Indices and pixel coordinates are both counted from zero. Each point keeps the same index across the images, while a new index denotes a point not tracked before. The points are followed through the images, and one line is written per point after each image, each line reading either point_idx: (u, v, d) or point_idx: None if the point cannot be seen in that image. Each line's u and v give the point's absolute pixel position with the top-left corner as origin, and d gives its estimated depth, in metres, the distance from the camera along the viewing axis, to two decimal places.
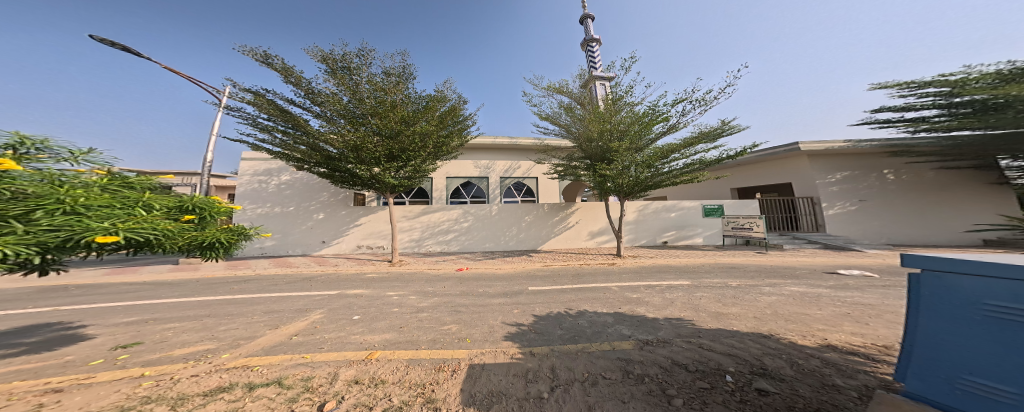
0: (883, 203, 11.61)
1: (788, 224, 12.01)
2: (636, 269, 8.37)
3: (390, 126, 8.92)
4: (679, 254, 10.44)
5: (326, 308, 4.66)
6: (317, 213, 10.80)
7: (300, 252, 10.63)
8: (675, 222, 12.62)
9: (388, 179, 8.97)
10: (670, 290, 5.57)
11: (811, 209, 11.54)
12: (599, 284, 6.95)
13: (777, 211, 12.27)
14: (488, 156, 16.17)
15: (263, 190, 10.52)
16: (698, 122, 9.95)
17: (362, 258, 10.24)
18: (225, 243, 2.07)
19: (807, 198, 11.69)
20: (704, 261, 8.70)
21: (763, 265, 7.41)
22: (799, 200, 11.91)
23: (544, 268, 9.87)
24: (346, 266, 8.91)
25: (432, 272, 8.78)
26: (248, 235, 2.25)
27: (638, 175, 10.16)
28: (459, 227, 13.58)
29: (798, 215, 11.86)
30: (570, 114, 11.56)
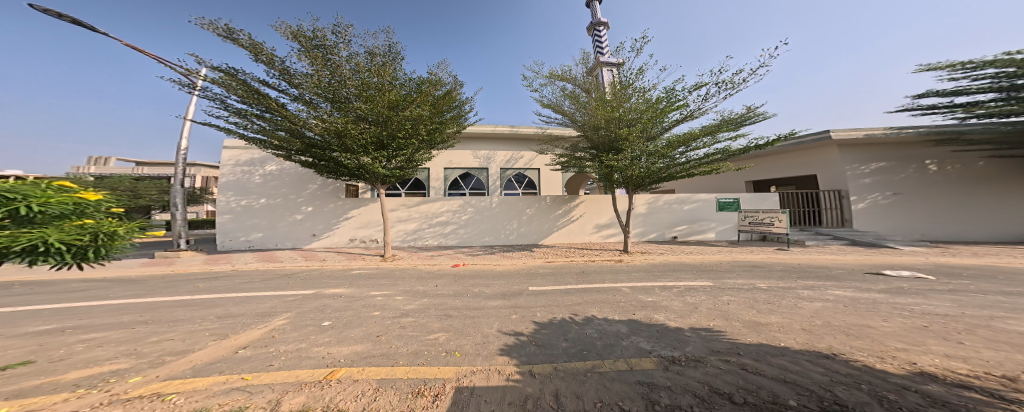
0: (921, 196, 10.76)
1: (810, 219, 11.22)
2: (646, 267, 7.68)
3: (377, 111, 8.27)
4: (691, 250, 9.72)
5: (294, 313, 4.07)
6: (305, 206, 10.26)
7: (290, 245, 10.12)
8: (686, 216, 11.90)
9: (376, 169, 8.32)
10: (688, 294, 4.90)
11: (836, 202, 10.79)
12: (606, 283, 6.30)
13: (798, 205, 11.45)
14: (487, 146, 15.44)
15: (246, 181, 9.88)
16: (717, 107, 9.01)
17: (353, 252, 9.69)
18: (71, 246, 1.45)
19: (833, 191, 10.92)
20: (721, 258, 7.98)
21: (789, 263, 6.68)
22: (824, 193, 11.11)
23: (546, 264, 9.24)
24: (334, 261, 8.37)
25: (426, 269, 8.19)
26: (121, 234, 1.62)
27: (650, 166, 9.31)
28: (456, 220, 12.94)
29: (821, 209, 11.05)
30: (574, 101, 10.75)
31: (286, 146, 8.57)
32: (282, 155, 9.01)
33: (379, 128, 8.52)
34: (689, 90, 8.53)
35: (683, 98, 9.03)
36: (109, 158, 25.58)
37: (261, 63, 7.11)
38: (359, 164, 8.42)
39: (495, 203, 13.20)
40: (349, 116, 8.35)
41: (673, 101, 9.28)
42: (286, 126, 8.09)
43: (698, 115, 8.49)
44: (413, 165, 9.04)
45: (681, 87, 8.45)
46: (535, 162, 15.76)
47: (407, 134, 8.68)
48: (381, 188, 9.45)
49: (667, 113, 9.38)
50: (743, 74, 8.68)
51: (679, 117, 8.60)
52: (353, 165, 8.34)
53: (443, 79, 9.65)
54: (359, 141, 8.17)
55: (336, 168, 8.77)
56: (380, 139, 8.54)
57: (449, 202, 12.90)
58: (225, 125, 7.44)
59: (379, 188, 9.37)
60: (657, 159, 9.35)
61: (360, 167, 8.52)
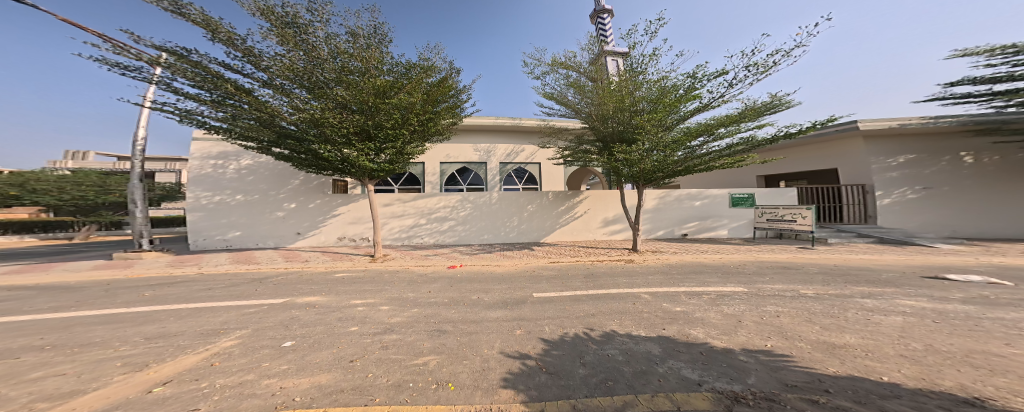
0: (953, 190, 10.25)
1: (831, 215, 10.71)
2: (660, 268, 6.98)
3: (359, 97, 7.49)
4: (705, 248, 9.04)
5: (251, 329, 3.30)
6: (287, 202, 9.48)
7: (272, 245, 9.34)
8: (696, 213, 11.25)
9: (362, 162, 7.54)
10: (721, 303, 4.20)
11: (860, 197, 10.32)
12: (620, 288, 5.60)
13: (820, 200, 10.92)
14: (486, 139, 14.65)
15: (219, 175, 9.00)
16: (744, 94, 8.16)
17: (341, 252, 8.93)
18: None
19: (856, 185, 10.44)
20: (742, 258, 7.30)
21: (824, 264, 6.00)
22: (846, 188, 10.64)
23: (550, 265, 8.54)
24: (317, 262, 7.59)
25: (419, 271, 7.45)
26: None
27: (663, 161, 8.57)
28: (453, 217, 12.16)
29: (843, 205, 10.56)
30: (578, 90, 9.97)
31: (256, 138, 7.70)
32: (254, 148, 8.16)
33: (363, 117, 7.78)
34: (708, 78, 7.77)
35: (700, 86, 8.27)
36: (88, 152, 24.42)
37: (220, 42, 6.26)
38: (341, 158, 7.59)
39: (494, 199, 12.45)
40: (328, 104, 7.57)
41: (686, 90, 8.55)
42: (254, 116, 7.26)
43: (719, 104, 7.74)
44: (404, 159, 8.25)
45: (701, 75, 7.68)
46: (536, 156, 15.02)
47: (395, 122, 7.87)
48: (369, 184, 8.66)
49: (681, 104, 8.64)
50: (778, 53, 7.67)
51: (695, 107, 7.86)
52: (334, 158, 7.53)
53: (435, 65, 8.82)
54: (340, 131, 7.39)
55: (317, 161, 7.96)
56: (364, 130, 7.78)
57: (447, 198, 12.12)
58: (180, 113, 6.59)
59: (367, 184, 8.58)
60: (671, 153, 8.61)
61: (342, 160, 7.71)
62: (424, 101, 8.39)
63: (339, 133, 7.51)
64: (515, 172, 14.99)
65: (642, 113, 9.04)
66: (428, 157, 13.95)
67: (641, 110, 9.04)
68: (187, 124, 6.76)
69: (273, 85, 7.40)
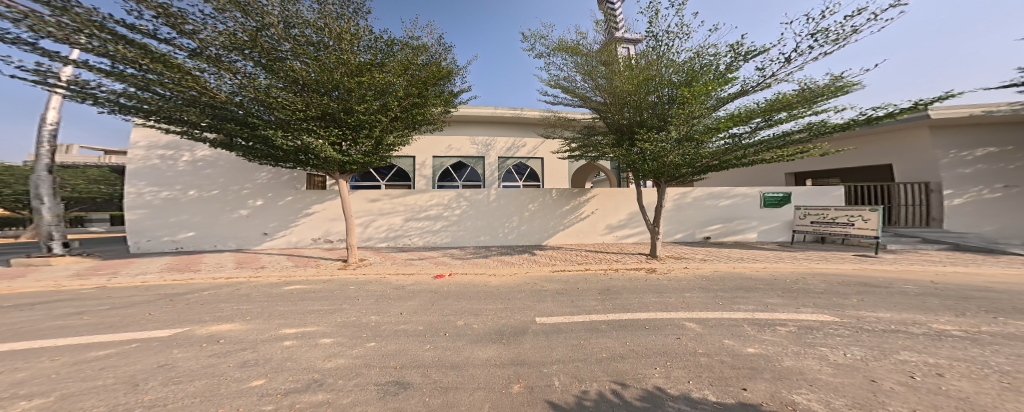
0: None
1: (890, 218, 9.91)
2: (693, 282, 5.59)
3: (321, 73, 6.29)
4: (739, 255, 7.65)
5: (59, 396, 1.91)
6: (252, 199, 8.20)
7: (233, 247, 8.06)
8: (722, 214, 9.84)
9: (326, 151, 6.28)
10: (819, 343, 2.80)
11: (921, 197, 9.53)
12: (650, 315, 4.22)
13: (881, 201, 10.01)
14: (485, 131, 13.37)
15: (167, 168, 7.73)
16: (802, 73, 6.59)
17: (310, 255, 7.63)
18: None
19: (920, 183, 9.60)
20: (794, 268, 5.90)
21: (915, 279, 4.60)
22: (909, 186, 9.77)
23: (555, 275, 7.20)
24: (275, 267, 6.28)
25: (395, 282, 6.13)
26: None
27: (693, 155, 7.17)
28: (446, 217, 10.83)
29: (906, 206, 9.70)
30: (588, 74, 8.65)
31: (194, 124, 6.43)
32: (196, 136, 6.85)
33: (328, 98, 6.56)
34: (756, 52, 6.34)
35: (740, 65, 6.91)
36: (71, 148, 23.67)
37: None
38: (299, 147, 6.33)
39: (492, 197, 11.12)
40: (282, 81, 6.31)
41: (721, 72, 7.19)
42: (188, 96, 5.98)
43: (768, 85, 6.36)
44: (379, 150, 7.02)
45: (747, 49, 6.30)
46: (539, 151, 13.73)
47: (368, 104, 6.63)
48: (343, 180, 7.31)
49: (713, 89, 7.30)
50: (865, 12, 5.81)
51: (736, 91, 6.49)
52: (289, 147, 6.29)
53: (420, 42, 7.61)
54: (297, 114, 6.17)
55: (272, 152, 6.72)
56: (330, 114, 6.58)
57: (439, 195, 10.79)
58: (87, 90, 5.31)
59: (339, 181, 7.19)
60: (704, 146, 7.24)
61: (302, 150, 6.46)
62: (405, 82, 7.18)
63: (296, 117, 6.31)
64: (516, 167, 13.67)
65: (666, 99, 7.70)
66: (422, 149, 12.68)
67: (662, 97, 7.77)
68: (97, 103, 5.47)
69: (212, 58, 6.08)
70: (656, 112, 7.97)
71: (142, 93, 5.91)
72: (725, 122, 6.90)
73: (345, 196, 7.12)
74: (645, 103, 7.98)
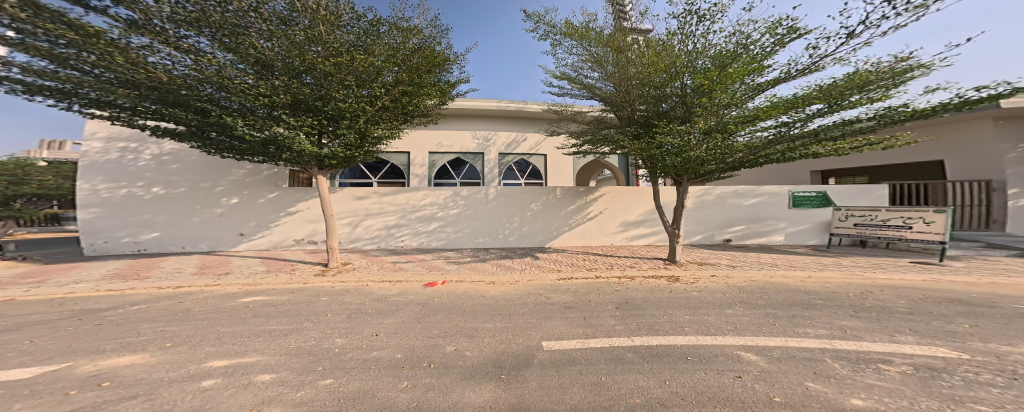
0: None
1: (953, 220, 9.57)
2: (728, 294, 4.70)
3: (291, 54, 5.57)
4: (773, 260, 6.70)
5: None
6: (227, 197, 7.42)
7: (205, 249, 7.27)
8: (745, 214, 8.93)
9: (298, 144, 5.52)
10: (969, 400, 1.90)
11: (982, 196, 9.29)
12: (687, 341, 3.34)
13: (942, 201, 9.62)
14: (484, 126, 12.57)
15: (130, 162, 6.97)
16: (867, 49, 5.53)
17: (288, 259, 6.82)
18: None
19: (981, 181, 9.34)
20: (847, 277, 4.98)
21: (1018, 296, 3.68)
22: (968, 184, 9.51)
23: (561, 284, 6.31)
24: (241, 272, 5.46)
25: (377, 291, 5.28)
26: None
27: (724, 151, 6.25)
28: (441, 217, 10.01)
29: (967, 206, 9.41)
30: (596, 61, 7.77)
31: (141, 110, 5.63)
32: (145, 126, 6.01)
33: (301, 84, 5.81)
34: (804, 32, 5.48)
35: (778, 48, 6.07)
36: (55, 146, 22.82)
37: None
38: (264, 139, 5.60)
39: (492, 195, 10.28)
40: (244, 63, 5.59)
41: (760, 55, 6.23)
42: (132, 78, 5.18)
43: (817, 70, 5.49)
44: (359, 143, 6.24)
45: (788, 27, 5.43)
46: (541, 147, 12.89)
47: (348, 90, 5.90)
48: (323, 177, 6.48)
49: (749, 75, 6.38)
50: None
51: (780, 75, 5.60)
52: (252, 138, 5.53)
53: (414, 26, 6.81)
54: (261, 100, 5.42)
55: (237, 144, 5.98)
56: (302, 101, 5.83)
57: (434, 193, 9.96)
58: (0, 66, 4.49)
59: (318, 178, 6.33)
60: (738, 139, 6.33)
61: (268, 143, 5.73)
62: (392, 68, 6.44)
63: (261, 104, 5.57)
64: (518, 164, 12.85)
65: (688, 88, 6.86)
66: (417, 145, 11.89)
67: (683, 86, 6.91)
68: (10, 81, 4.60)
69: (162, 35, 5.31)
70: (676, 103, 7.14)
71: (74, 72, 5.10)
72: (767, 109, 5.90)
73: (325, 196, 6.29)
74: (664, 93, 7.18)
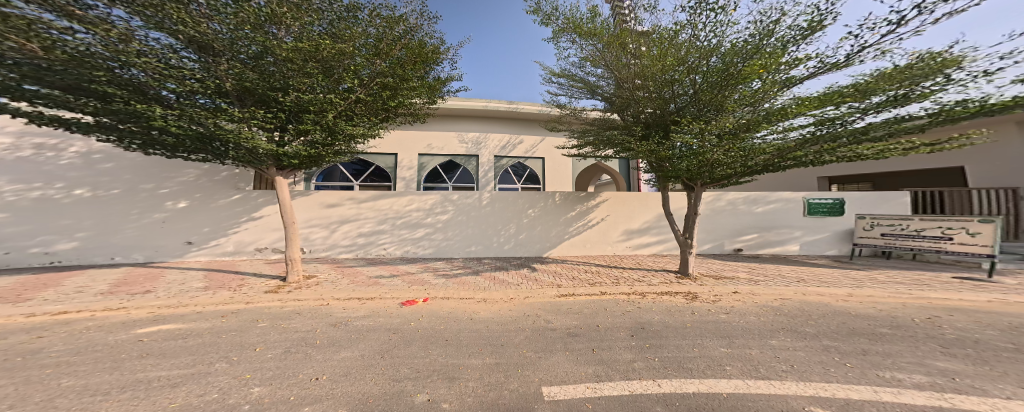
0: None
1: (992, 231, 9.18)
2: (765, 318, 3.89)
3: (238, 34, 4.69)
4: (798, 273, 5.99)
5: None
6: (175, 201, 6.48)
7: (142, 259, 6.30)
8: (757, 223, 8.31)
9: (248, 139, 4.67)
10: None
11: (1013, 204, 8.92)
12: (735, 390, 2.46)
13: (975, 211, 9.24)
14: (478, 127, 11.85)
15: (48, 159, 6.02)
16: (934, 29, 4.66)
17: (240, 270, 5.82)
18: None
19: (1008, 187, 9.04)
20: (899, 295, 4.26)
21: None
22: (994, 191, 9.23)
23: (562, 303, 5.47)
24: (168, 289, 4.38)
25: (340, 313, 4.33)
26: None
27: (747, 154, 5.51)
28: (428, 223, 9.09)
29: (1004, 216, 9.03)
30: (599, 57, 7.12)
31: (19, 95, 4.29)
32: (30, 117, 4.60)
33: (255, 71, 5.00)
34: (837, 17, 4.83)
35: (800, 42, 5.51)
36: None
37: None
38: (202, 134, 4.67)
39: (484, 200, 9.43)
40: (179, 44, 4.68)
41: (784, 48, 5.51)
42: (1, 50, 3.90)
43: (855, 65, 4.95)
44: (329, 141, 5.48)
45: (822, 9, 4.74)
46: (539, 149, 12.19)
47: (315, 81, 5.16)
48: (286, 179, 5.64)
49: (768, 72, 5.72)
50: None
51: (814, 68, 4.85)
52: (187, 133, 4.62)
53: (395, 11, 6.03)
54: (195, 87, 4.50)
55: (165, 139, 4.94)
56: (253, 90, 5.03)
57: (420, 197, 9.05)
58: None
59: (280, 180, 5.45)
60: (763, 141, 5.54)
61: (211, 139, 4.85)
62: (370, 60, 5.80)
63: (196, 92, 4.64)
64: (513, 168, 12.11)
65: (702, 85, 6.21)
66: (404, 146, 11.03)
67: (692, 85, 6.30)
68: None
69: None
70: (687, 102, 6.55)
71: None
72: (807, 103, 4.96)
73: (286, 201, 5.38)
74: (670, 90, 6.55)
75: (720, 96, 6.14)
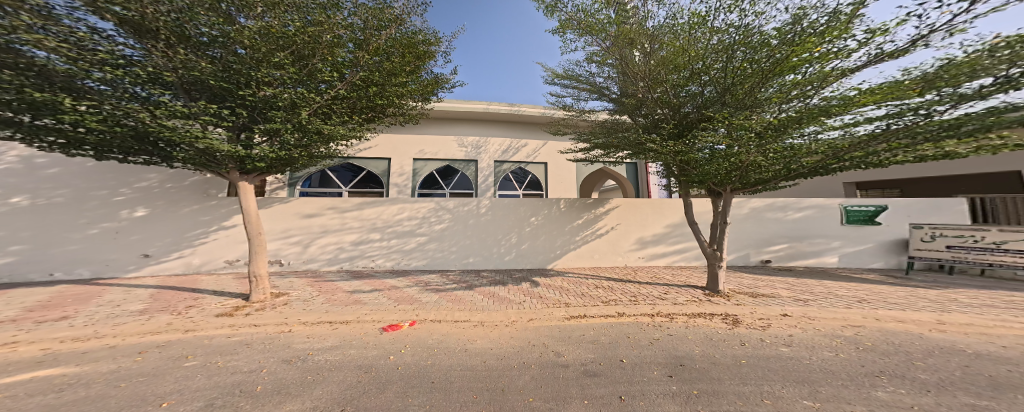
0: None
1: None
2: (845, 355, 3.00)
3: (185, 16, 4.00)
4: (851, 290, 5.08)
5: None
6: (130, 210, 5.89)
7: (89, 276, 5.71)
8: (788, 232, 7.43)
9: (195, 136, 3.93)
10: None
11: None
12: None
13: None
14: (477, 131, 11.21)
15: None
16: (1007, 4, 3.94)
17: (198, 288, 5.00)
18: None
19: None
20: (1010, 325, 3.35)
21: None
22: None
23: (575, 330, 4.61)
24: (92, 314, 3.51)
25: (302, 346, 3.48)
26: None
27: (789, 157, 4.66)
28: (422, 232, 8.29)
29: None
30: (606, 52, 6.45)
31: None
32: None
33: (209, 60, 4.33)
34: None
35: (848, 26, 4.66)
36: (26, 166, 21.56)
37: None
38: (134, 130, 3.92)
39: (483, 208, 8.65)
40: (115, 31, 3.99)
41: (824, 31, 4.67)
42: None
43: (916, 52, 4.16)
44: (302, 142, 4.83)
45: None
46: (541, 154, 11.50)
47: (285, 75, 4.56)
48: (251, 185, 4.91)
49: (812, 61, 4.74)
50: None
51: (868, 52, 4.04)
52: (119, 131, 3.90)
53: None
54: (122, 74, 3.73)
55: (87, 138, 4.09)
56: (204, 81, 4.28)
57: (413, 204, 8.29)
58: None
59: (244, 186, 4.73)
60: (807, 140, 4.67)
61: (152, 138, 4.13)
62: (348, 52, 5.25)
63: (127, 80, 3.86)
64: (515, 174, 11.40)
65: (727, 78, 5.44)
66: (398, 150, 10.38)
67: (711, 79, 5.55)
68: None
69: None
70: (708, 99, 5.83)
71: None
72: (865, 95, 4.13)
73: (252, 210, 4.67)
74: (685, 87, 5.90)
75: (746, 90, 5.36)
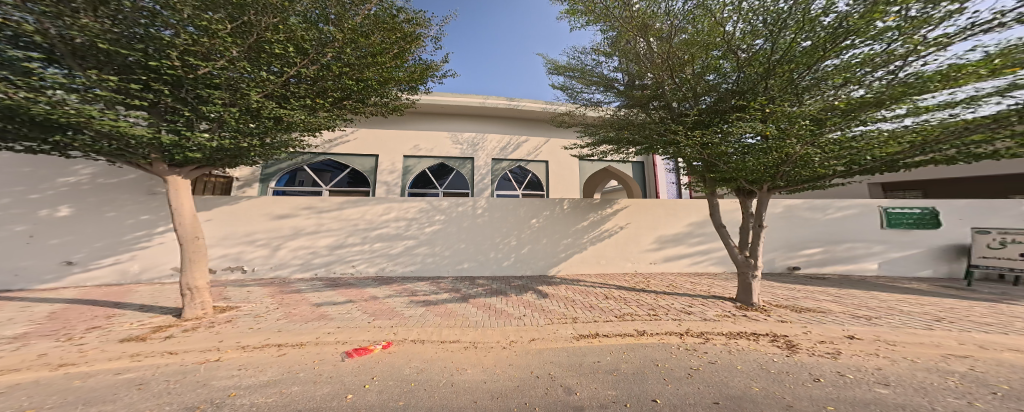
0: None
1: None
2: (988, 405, 1.95)
3: None
4: (917, 305, 4.24)
5: None
6: (52, 211, 5.53)
7: None
8: (816, 236, 6.87)
9: (98, 119, 3.06)
10: None
11: None
12: None
13: None
14: (473, 127, 10.41)
15: None
16: None
17: (124, 301, 4.10)
18: None
19: None
20: None
21: None
22: None
23: (581, 351, 3.83)
24: None
25: (215, 389, 2.52)
26: None
27: (848, 149, 3.78)
28: (410, 235, 7.39)
29: None
30: (616, 33, 5.66)
31: None
32: None
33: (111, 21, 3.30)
34: None
35: None
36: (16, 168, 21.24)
37: None
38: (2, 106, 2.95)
39: (477, 208, 7.77)
40: None
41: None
42: None
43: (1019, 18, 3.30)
44: (256, 130, 4.18)
45: None
46: (542, 151, 10.71)
47: (224, 46, 3.73)
48: (187, 179, 4.00)
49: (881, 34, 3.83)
50: None
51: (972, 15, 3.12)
52: None
53: None
54: None
55: None
56: (109, 50, 3.32)
57: (400, 204, 7.40)
58: None
59: (175, 180, 3.80)
60: (871, 130, 3.82)
61: (31, 118, 3.17)
62: (315, 26, 4.46)
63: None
64: (514, 172, 10.60)
65: (764, 59, 4.59)
66: (386, 146, 9.54)
67: (739, 62, 4.80)
68: None
69: None
70: (739, 85, 5.05)
71: None
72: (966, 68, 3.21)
73: (189, 210, 3.77)
74: (714, 71, 5.22)
75: (791, 73, 4.49)
